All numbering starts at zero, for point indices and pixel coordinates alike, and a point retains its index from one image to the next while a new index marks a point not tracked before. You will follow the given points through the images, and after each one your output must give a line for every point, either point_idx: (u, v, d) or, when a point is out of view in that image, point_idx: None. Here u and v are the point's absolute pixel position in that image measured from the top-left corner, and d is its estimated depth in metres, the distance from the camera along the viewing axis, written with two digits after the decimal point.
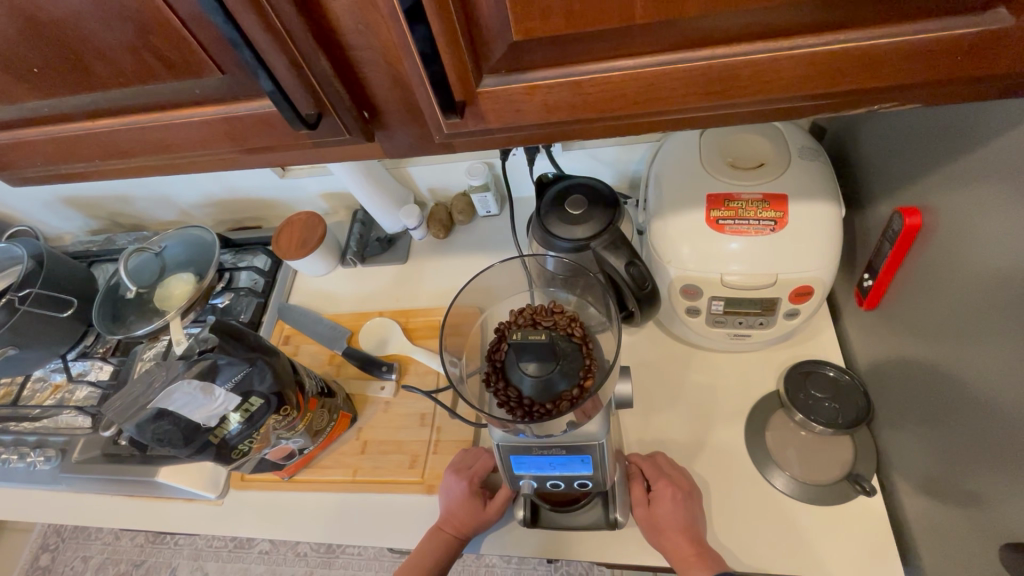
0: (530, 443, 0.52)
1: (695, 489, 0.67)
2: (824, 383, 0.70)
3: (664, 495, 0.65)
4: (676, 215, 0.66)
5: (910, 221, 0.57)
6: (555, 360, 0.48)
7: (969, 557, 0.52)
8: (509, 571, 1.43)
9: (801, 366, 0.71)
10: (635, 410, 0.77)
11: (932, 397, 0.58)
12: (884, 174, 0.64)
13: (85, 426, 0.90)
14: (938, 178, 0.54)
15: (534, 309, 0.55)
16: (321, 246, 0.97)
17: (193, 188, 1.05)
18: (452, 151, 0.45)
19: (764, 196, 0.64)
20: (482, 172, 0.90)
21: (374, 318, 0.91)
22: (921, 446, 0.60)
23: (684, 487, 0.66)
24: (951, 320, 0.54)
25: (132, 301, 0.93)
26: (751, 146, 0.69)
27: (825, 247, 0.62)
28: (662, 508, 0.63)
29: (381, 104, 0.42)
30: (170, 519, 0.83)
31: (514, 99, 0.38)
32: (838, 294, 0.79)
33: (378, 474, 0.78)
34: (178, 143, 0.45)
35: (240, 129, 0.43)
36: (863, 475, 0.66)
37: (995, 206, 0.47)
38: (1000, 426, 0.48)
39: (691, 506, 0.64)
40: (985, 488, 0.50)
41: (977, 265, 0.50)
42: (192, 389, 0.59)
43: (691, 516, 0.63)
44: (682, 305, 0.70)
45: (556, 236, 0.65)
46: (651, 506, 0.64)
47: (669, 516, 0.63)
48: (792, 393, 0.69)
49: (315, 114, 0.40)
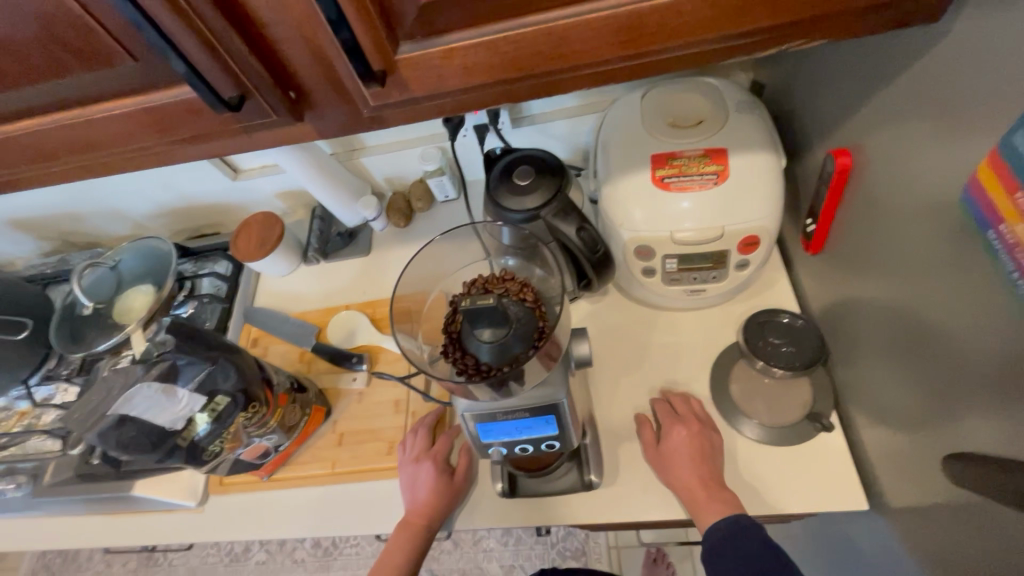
0: (494, 409, 0.53)
1: (709, 427, 0.68)
2: (783, 329, 0.72)
3: (674, 434, 0.67)
4: (623, 178, 0.68)
5: (841, 161, 0.59)
6: (507, 324, 0.49)
7: (921, 473, 0.55)
8: (507, 554, 1.45)
9: (758, 316, 0.73)
10: (605, 375, 0.78)
11: (875, 329, 0.60)
12: (817, 121, 0.67)
13: (54, 449, 0.89)
14: (863, 117, 0.56)
15: (487, 278, 0.56)
16: (280, 245, 0.96)
17: (144, 198, 1.03)
18: (384, 125, 0.45)
19: (705, 151, 0.65)
20: (436, 157, 0.89)
21: (341, 311, 0.91)
22: (870, 376, 0.63)
23: (692, 425, 0.67)
24: (884, 252, 0.57)
25: (90, 317, 0.91)
26: (691, 106, 0.71)
27: (768, 196, 0.64)
28: (671, 445, 0.66)
29: (306, 83, 0.42)
30: (150, 532, 0.82)
31: (433, 64, 0.39)
32: (788, 244, 0.81)
33: (356, 464, 0.78)
34: (105, 137, 0.44)
35: (163, 119, 0.43)
36: (821, 412, 0.68)
37: (907, 137, 0.50)
38: (932, 344, 0.51)
39: (702, 443, 0.66)
40: (926, 406, 0.53)
41: (898, 197, 0.52)
42: (153, 392, 0.59)
43: (701, 453, 0.65)
44: (637, 267, 0.71)
45: (507, 208, 0.65)
46: (661, 446, 0.67)
47: (677, 453, 0.65)
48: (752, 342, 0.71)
49: (237, 96, 0.40)
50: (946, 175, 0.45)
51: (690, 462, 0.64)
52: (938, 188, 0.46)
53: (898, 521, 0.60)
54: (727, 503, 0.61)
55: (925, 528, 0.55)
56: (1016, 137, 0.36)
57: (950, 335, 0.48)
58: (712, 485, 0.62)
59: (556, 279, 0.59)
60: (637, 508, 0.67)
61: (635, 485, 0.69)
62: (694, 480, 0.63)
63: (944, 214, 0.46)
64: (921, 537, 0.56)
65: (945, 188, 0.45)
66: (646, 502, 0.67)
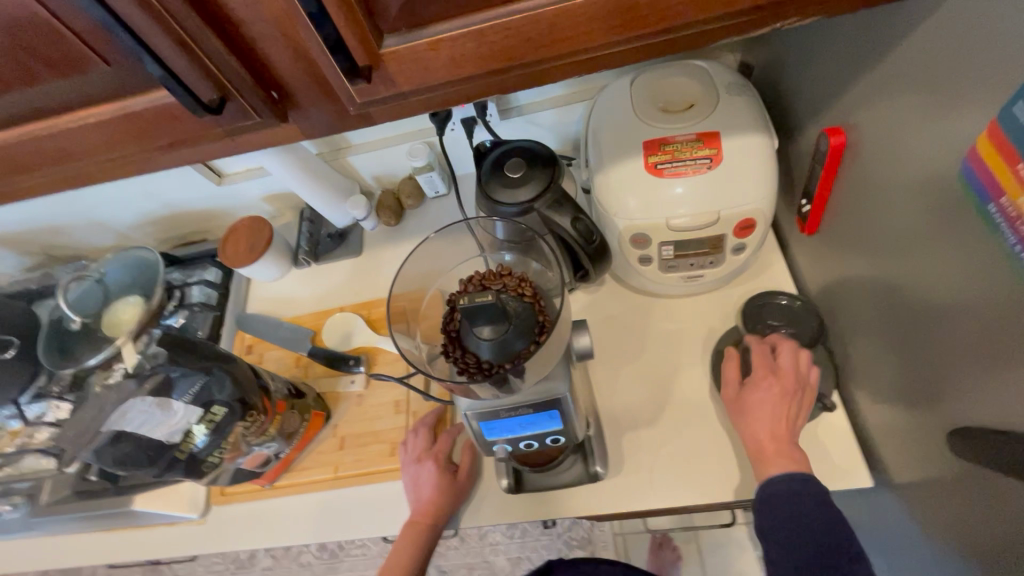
0: (497, 406, 0.53)
1: (803, 387, 0.63)
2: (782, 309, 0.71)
3: (759, 384, 0.63)
4: (616, 166, 0.67)
5: (835, 140, 0.59)
6: (508, 319, 0.48)
7: (925, 448, 0.55)
8: (513, 546, 1.45)
9: (755, 299, 0.72)
10: (605, 365, 0.78)
11: (874, 307, 0.60)
12: (808, 100, 0.66)
13: (50, 467, 0.88)
14: (855, 94, 0.56)
15: (483, 274, 0.55)
16: (269, 250, 0.94)
17: (127, 207, 1.00)
18: (370, 122, 0.44)
19: (697, 135, 0.65)
20: (425, 152, 0.87)
21: (336, 314, 0.90)
22: (870, 354, 0.63)
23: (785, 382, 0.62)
24: (881, 230, 0.56)
25: (77, 333, 0.88)
26: (681, 90, 0.70)
27: (762, 178, 0.64)
28: (753, 393, 0.63)
29: (288, 82, 0.40)
30: (153, 546, 0.81)
31: (420, 56, 0.38)
32: (783, 226, 0.81)
33: (359, 467, 0.77)
34: (82, 145, 0.43)
35: (142, 124, 0.42)
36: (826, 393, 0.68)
37: (901, 113, 0.49)
38: (933, 320, 0.51)
39: (784, 402, 0.62)
40: (929, 382, 0.53)
41: (893, 174, 0.52)
42: (147, 406, 0.59)
43: (784, 411, 0.62)
44: (634, 255, 0.71)
45: (500, 202, 0.64)
46: (742, 391, 0.65)
47: (757, 402, 0.63)
48: (750, 329, 0.70)
49: (218, 98, 0.39)
50: (942, 150, 0.44)
51: (768, 415, 0.61)
52: (933, 164, 0.46)
53: (903, 496, 0.60)
54: (787, 461, 0.59)
55: (931, 502, 0.55)
56: (1017, 109, 0.36)
57: (950, 310, 0.48)
58: (784, 441, 0.60)
59: (554, 272, 0.58)
60: (644, 497, 0.67)
61: (641, 474, 0.69)
62: (765, 433, 0.61)
63: (940, 190, 0.46)
64: (927, 511, 0.56)
65: (941, 163, 0.45)
66: (653, 490, 0.67)
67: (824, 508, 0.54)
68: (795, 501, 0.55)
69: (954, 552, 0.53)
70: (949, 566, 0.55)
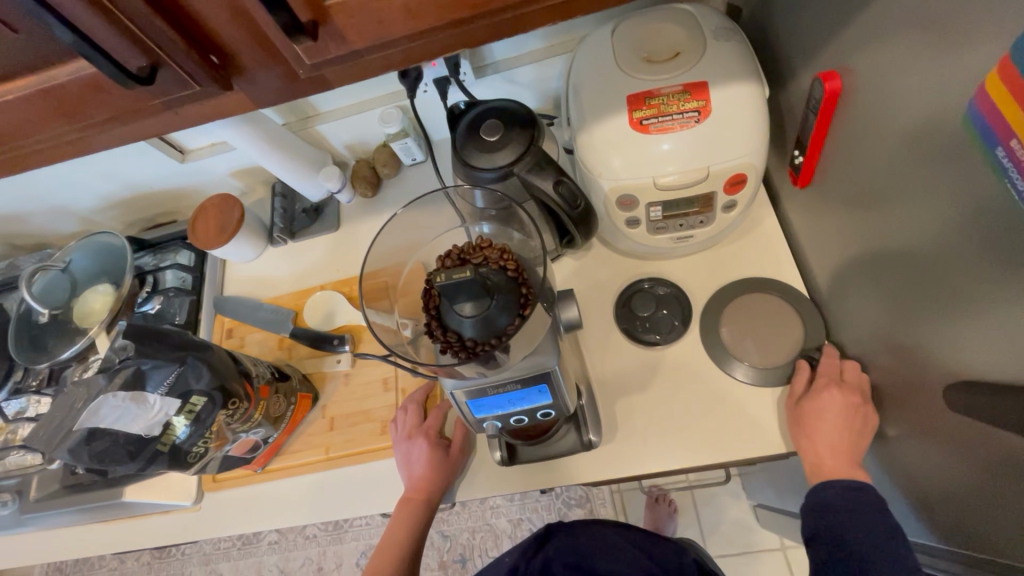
0: (483, 384, 0.51)
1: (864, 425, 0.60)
2: (640, 297, 0.75)
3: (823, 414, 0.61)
4: (599, 123, 0.63)
5: (829, 86, 0.55)
6: (489, 294, 0.45)
7: (921, 402, 0.54)
8: (513, 508, 1.48)
9: (631, 284, 0.77)
10: (595, 331, 0.76)
11: (867, 258, 0.59)
12: (800, 43, 0.62)
13: (37, 463, 0.85)
14: (852, 34, 0.52)
15: (462, 248, 0.51)
16: (242, 229, 0.90)
17: (88, 189, 0.95)
18: (327, 86, 0.41)
19: (684, 86, 0.60)
20: (397, 117, 0.81)
21: (317, 293, 0.87)
22: (866, 307, 0.61)
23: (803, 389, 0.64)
24: (879, 180, 0.53)
25: (47, 325, 0.85)
26: (666, 37, 0.65)
27: (754, 130, 0.60)
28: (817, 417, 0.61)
29: (228, 44, 0.37)
30: (149, 535, 0.80)
31: (371, 9, 0.34)
32: (775, 179, 0.78)
33: (351, 447, 0.76)
34: (7, 125, 0.40)
35: (69, 99, 0.38)
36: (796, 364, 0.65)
37: (902, 53, 0.46)
38: (930, 269, 0.49)
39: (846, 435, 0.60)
40: (929, 339, 0.51)
41: (892, 119, 0.49)
42: (120, 401, 0.56)
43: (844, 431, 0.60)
44: (621, 218, 0.68)
45: (478, 168, 0.61)
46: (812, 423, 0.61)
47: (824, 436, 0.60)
48: (630, 326, 0.74)
49: (148, 66, 0.35)
50: (946, 94, 0.41)
51: (833, 428, 0.60)
52: (936, 107, 0.43)
53: (896, 447, 0.61)
54: None
55: (924, 452, 0.56)
56: None
57: (951, 262, 0.46)
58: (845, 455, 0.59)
59: (533, 240, 0.55)
60: (641, 463, 0.67)
61: (636, 439, 0.68)
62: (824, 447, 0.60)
63: (942, 136, 0.43)
64: (922, 464, 0.57)
65: (946, 108, 0.42)
66: (648, 456, 0.67)
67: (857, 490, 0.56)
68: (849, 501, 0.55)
69: (948, 499, 0.54)
70: (941, 513, 0.56)
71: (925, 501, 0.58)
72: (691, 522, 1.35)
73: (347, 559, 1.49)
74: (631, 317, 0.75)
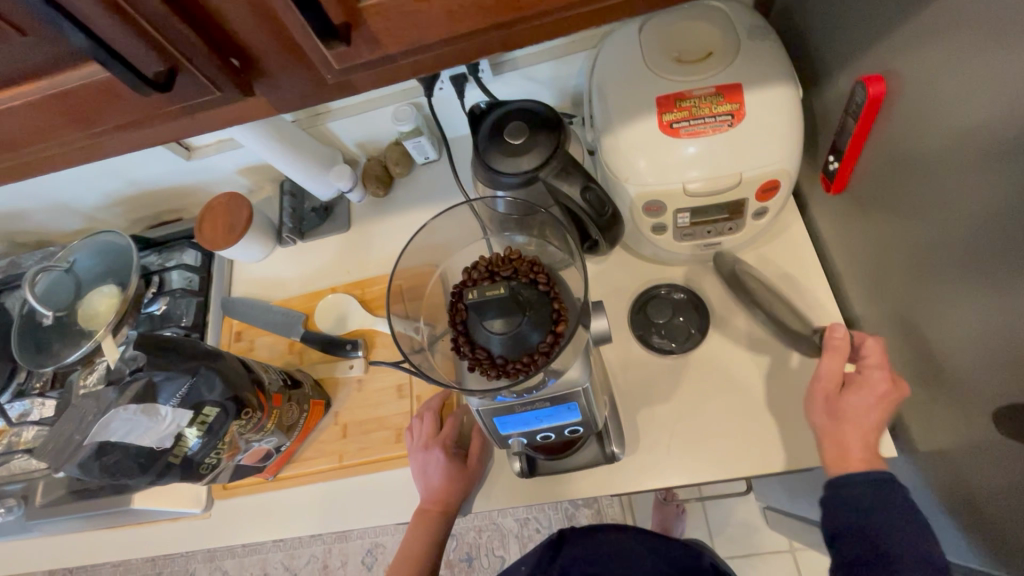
0: (511, 402, 0.49)
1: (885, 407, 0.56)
2: (655, 303, 0.73)
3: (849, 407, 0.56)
4: (628, 126, 0.60)
5: (874, 90, 0.53)
6: (520, 310, 0.43)
7: (963, 422, 0.52)
8: (520, 507, 1.47)
9: (646, 290, 0.75)
10: (616, 339, 0.74)
11: (904, 269, 0.57)
12: (839, 43, 0.59)
13: (42, 468, 0.83)
14: (901, 36, 0.49)
15: (490, 260, 0.49)
16: (251, 229, 0.88)
17: (90, 186, 0.92)
18: (353, 92, 0.39)
19: (717, 88, 0.58)
20: (411, 116, 0.79)
21: (328, 295, 0.84)
22: (902, 319, 0.59)
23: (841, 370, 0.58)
24: (924, 191, 0.51)
25: (52, 327, 0.83)
26: (697, 35, 0.63)
27: (789, 134, 0.58)
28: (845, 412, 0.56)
29: (251, 47, 0.34)
30: (158, 542, 0.78)
31: (408, 12, 0.32)
32: (802, 183, 0.76)
33: (365, 455, 0.74)
34: (13, 131, 0.37)
35: (79, 105, 0.36)
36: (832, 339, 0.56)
37: (960, 58, 0.43)
38: (979, 285, 0.47)
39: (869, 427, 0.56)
40: (974, 357, 0.49)
41: (942, 128, 0.47)
42: (131, 414, 0.54)
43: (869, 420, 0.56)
44: (647, 224, 0.65)
45: (502, 172, 0.58)
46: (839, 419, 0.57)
47: (851, 434, 0.55)
48: (646, 333, 0.73)
49: (166, 72, 0.33)
50: (1011, 104, 0.39)
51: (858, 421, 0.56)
52: (998, 118, 0.41)
53: (930, 464, 0.59)
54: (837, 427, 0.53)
55: (963, 472, 0.54)
56: None
57: (1006, 280, 0.44)
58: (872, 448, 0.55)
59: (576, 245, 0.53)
60: (665, 475, 0.65)
61: (660, 451, 0.67)
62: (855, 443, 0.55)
63: (1002, 147, 0.41)
64: (959, 482, 0.55)
65: (1008, 119, 0.40)
66: (673, 468, 0.65)
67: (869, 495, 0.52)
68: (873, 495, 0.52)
69: (988, 521, 0.53)
70: (979, 534, 0.54)
71: (961, 519, 0.57)
72: (700, 522, 1.35)
73: (353, 557, 1.48)
74: (646, 323, 0.73)
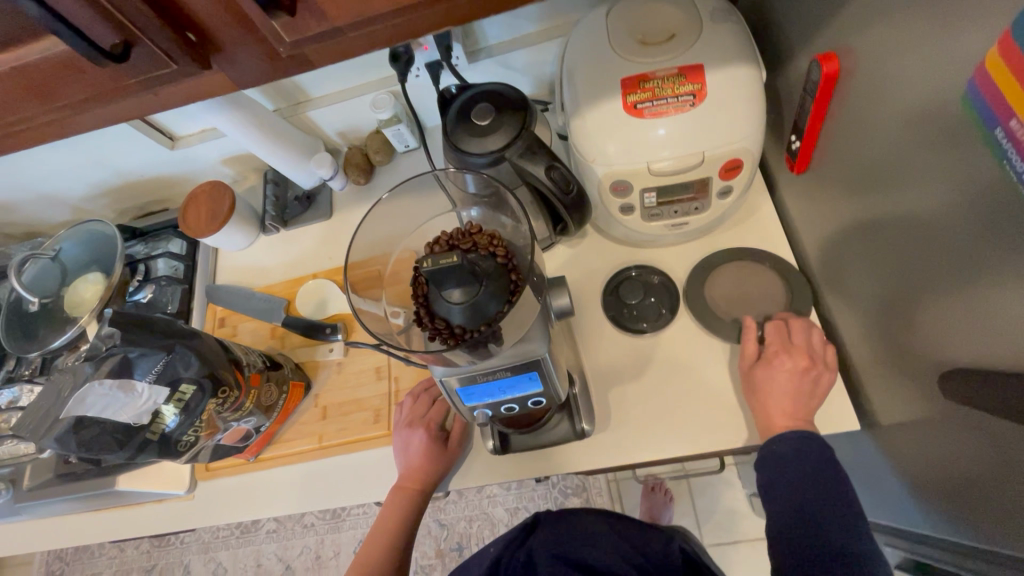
0: (473, 372, 0.50)
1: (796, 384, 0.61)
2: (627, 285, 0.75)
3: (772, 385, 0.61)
4: (593, 108, 0.62)
5: (827, 68, 0.54)
6: (477, 281, 0.45)
7: (918, 392, 0.54)
8: (510, 497, 1.48)
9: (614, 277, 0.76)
10: (589, 319, 0.75)
11: (862, 245, 0.58)
12: (798, 25, 0.61)
13: (29, 452, 0.84)
14: (850, 14, 0.51)
15: (452, 234, 0.51)
16: (233, 217, 0.89)
17: (77, 177, 0.94)
18: (308, 66, 0.41)
19: (679, 69, 0.59)
20: (389, 103, 0.80)
21: (308, 282, 0.86)
22: (861, 293, 0.61)
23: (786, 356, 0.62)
24: (876, 166, 0.53)
25: (38, 313, 0.84)
26: (661, 19, 0.64)
27: (749, 113, 0.59)
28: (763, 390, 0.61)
29: (205, 20, 0.37)
30: (143, 523, 0.80)
31: None
32: (772, 165, 0.77)
33: (343, 436, 0.76)
34: None
35: (43, 77, 0.38)
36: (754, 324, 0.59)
37: (898, 34, 0.45)
38: (927, 257, 0.48)
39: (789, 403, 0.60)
40: (924, 326, 0.51)
41: (888, 102, 0.48)
42: (107, 389, 0.55)
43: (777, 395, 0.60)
44: (615, 205, 0.67)
45: (469, 153, 0.60)
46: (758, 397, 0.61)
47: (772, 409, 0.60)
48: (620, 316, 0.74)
49: (122, 43, 0.35)
50: (943, 74, 0.41)
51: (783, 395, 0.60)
52: (931, 89, 0.42)
53: (891, 437, 0.60)
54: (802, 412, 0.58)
55: (919, 442, 0.55)
56: None
57: (949, 249, 0.45)
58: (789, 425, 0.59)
59: (523, 225, 0.54)
60: (635, 451, 0.66)
61: (630, 428, 0.68)
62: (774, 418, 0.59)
63: (936, 116, 0.42)
64: (914, 452, 0.56)
65: (940, 89, 0.41)
66: (642, 444, 0.67)
67: (815, 468, 0.55)
68: (790, 465, 0.56)
69: (944, 491, 0.54)
70: (937, 504, 0.55)
71: (919, 489, 0.58)
72: (687, 511, 1.36)
73: (344, 548, 1.49)
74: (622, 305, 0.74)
